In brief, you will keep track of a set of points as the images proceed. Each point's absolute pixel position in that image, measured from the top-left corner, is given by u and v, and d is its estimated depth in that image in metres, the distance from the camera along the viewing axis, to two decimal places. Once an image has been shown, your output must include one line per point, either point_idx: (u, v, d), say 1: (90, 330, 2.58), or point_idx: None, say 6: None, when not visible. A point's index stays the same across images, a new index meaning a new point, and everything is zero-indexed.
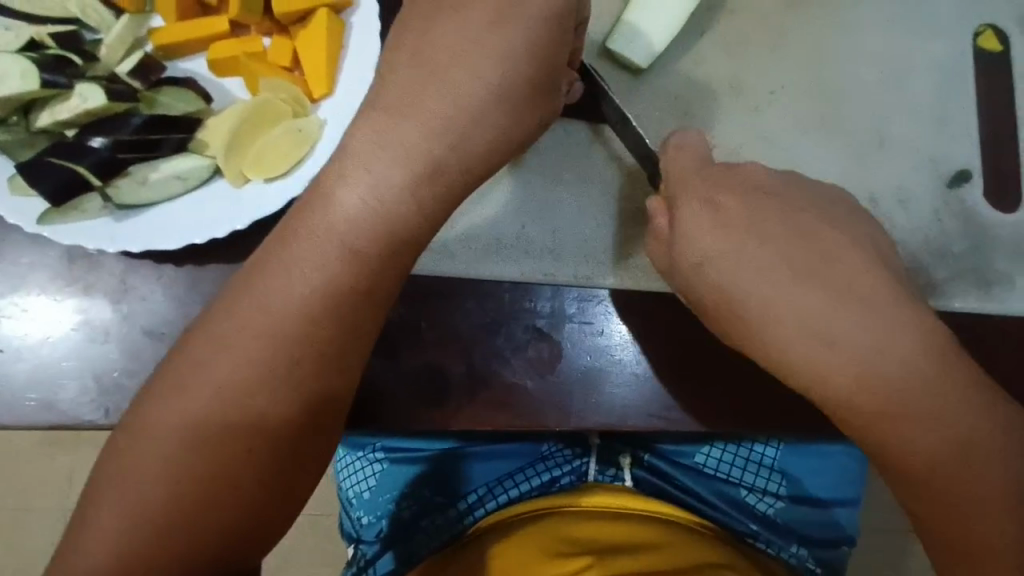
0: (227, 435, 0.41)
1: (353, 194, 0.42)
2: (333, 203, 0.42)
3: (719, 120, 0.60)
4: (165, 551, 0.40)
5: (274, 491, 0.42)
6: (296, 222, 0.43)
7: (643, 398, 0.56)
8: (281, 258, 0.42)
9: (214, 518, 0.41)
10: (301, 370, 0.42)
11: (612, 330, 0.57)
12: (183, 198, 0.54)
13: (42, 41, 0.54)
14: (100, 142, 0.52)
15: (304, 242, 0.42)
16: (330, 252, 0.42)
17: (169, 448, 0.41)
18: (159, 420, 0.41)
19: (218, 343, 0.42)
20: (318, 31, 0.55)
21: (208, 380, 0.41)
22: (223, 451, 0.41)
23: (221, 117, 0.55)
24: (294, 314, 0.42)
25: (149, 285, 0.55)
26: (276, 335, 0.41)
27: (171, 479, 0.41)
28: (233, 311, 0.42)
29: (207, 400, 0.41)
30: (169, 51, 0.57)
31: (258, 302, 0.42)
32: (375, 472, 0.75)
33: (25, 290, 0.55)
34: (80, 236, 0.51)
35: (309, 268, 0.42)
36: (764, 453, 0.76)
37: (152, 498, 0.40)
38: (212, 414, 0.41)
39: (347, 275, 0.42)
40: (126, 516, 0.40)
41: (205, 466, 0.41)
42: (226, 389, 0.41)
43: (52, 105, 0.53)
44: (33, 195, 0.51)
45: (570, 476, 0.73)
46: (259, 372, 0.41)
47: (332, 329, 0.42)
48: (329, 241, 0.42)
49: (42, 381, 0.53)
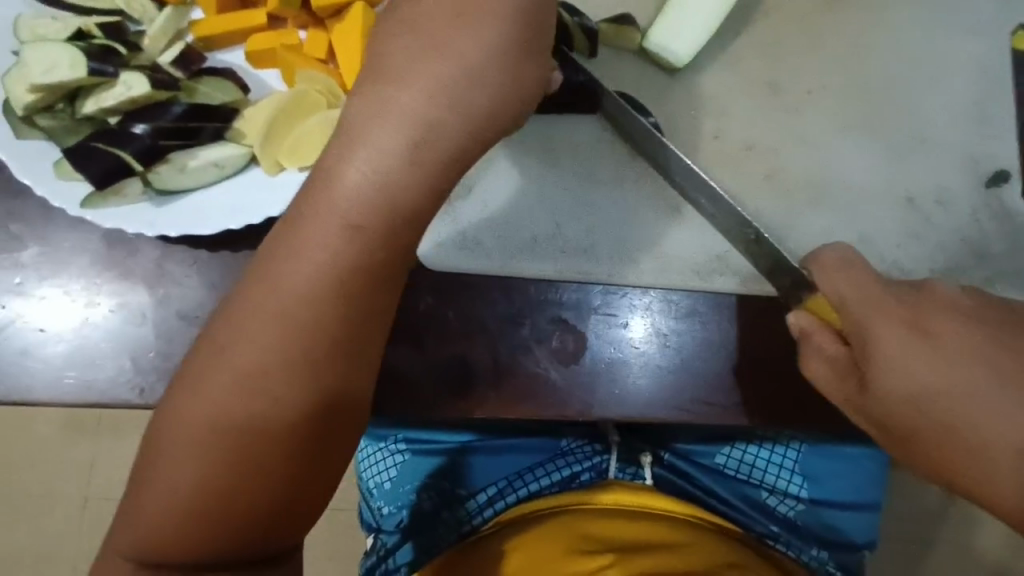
0: (254, 416, 0.42)
1: (362, 174, 0.41)
2: (349, 181, 0.41)
3: (750, 117, 0.60)
4: (194, 527, 0.41)
5: (300, 469, 0.43)
6: (307, 200, 0.43)
7: (667, 391, 0.56)
8: (293, 238, 0.42)
9: (241, 496, 0.41)
10: (324, 352, 0.42)
11: (636, 323, 0.57)
12: (219, 186, 0.55)
13: (90, 31, 0.56)
14: (142, 129, 0.54)
15: (314, 223, 0.42)
16: (348, 233, 0.42)
17: (197, 426, 0.41)
18: (187, 401, 0.42)
19: (242, 324, 0.42)
20: (352, 24, 0.56)
21: (233, 361, 0.42)
22: (250, 431, 0.41)
23: (258, 108, 0.57)
24: (317, 296, 0.42)
25: (184, 270, 0.56)
26: (302, 317, 0.42)
27: (203, 457, 0.41)
28: (253, 291, 0.42)
29: (232, 382, 0.41)
30: (210, 43, 0.58)
31: (276, 284, 0.42)
32: (395, 463, 0.76)
33: (67, 273, 0.56)
34: (120, 219, 0.52)
35: (321, 250, 0.42)
36: (785, 455, 0.76)
37: (186, 475, 0.41)
38: (237, 396, 0.41)
39: (369, 256, 0.42)
40: (161, 489, 0.41)
41: (233, 446, 0.41)
42: (251, 370, 0.41)
43: (97, 93, 0.55)
44: (78, 180, 0.53)
45: (590, 472, 0.72)
46: (285, 353, 0.41)
47: (354, 307, 0.42)
48: (351, 222, 0.42)
49: (82, 360, 0.55)
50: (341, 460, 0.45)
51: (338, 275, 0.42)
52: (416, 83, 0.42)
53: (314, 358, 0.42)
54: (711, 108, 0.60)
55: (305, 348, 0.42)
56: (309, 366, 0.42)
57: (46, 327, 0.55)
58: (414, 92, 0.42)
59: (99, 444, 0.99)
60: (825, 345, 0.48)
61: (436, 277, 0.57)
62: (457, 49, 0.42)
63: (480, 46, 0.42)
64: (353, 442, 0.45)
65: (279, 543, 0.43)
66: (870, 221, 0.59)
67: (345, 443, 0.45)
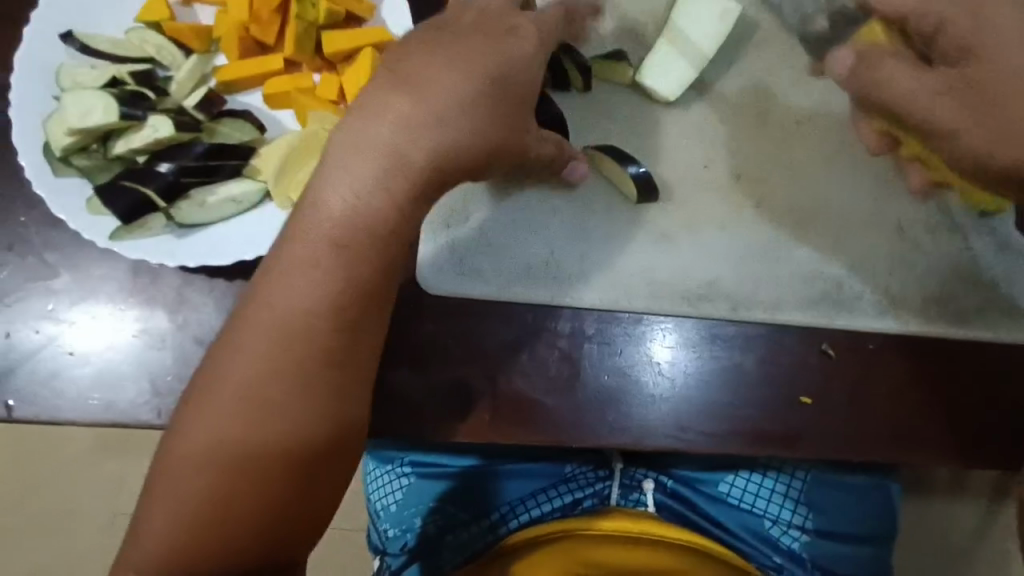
0: (256, 431, 0.45)
1: (338, 195, 0.46)
2: (335, 213, 0.46)
3: (742, 146, 0.62)
4: (208, 541, 0.44)
5: (309, 478, 0.47)
6: (293, 227, 0.48)
7: (660, 419, 0.58)
8: (285, 267, 0.47)
9: (253, 509, 0.45)
10: (313, 362, 0.46)
11: (630, 352, 0.59)
12: (236, 220, 0.59)
13: (123, 78, 0.61)
14: (167, 168, 0.58)
15: (306, 246, 0.47)
16: (335, 259, 0.46)
17: (207, 444, 0.45)
18: (195, 421, 0.45)
19: (237, 347, 0.46)
20: (362, 68, 0.60)
21: (233, 381, 0.46)
22: (255, 445, 0.45)
23: (273, 147, 0.60)
24: (301, 309, 0.46)
25: (202, 298, 0.59)
26: (300, 340, 0.46)
27: (213, 475, 0.45)
28: (249, 315, 0.47)
29: (237, 404, 0.45)
30: (231, 86, 0.62)
31: (266, 304, 0.46)
32: (401, 486, 0.78)
33: (96, 299, 0.61)
34: (146, 252, 0.57)
35: (307, 268, 0.46)
36: (790, 484, 0.75)
37: (194, 493, 0.44)
38: (241, 414, 0.45)
39: (352, 269, 0.47)
40: (170, 506, 0.44)
41: (239, 461, 0.45)
42: (255, 387, 0.46)
43: (126, 136, 0.59)
44: (106, 215, 0.57)
45: (593, 498, 0.75)
46: (289, 366, 0.46)
47: (345, 316, 0.47)
48: (352, 247, 0.47)
49: (105, 383, 0.58)
50: (344, 464, 0.48)
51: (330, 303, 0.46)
52: (416, 131, 0.46)
53: (321, 379, 0.46)
54: (701, 140, 0.62)
55: (303, 372, 0.46)
56: (314, 380, 0.46)
57: (80, 348, 0.60)
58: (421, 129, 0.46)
59: (120, 460, 1.02)
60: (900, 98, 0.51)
61: (437, 302, 0.60)
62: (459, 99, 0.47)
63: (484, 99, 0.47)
64: (352, 449, 0.49)
65: (289, 551, 0.47)
66: (860, 250, 0.61)
67: (346, 454, 0.48)
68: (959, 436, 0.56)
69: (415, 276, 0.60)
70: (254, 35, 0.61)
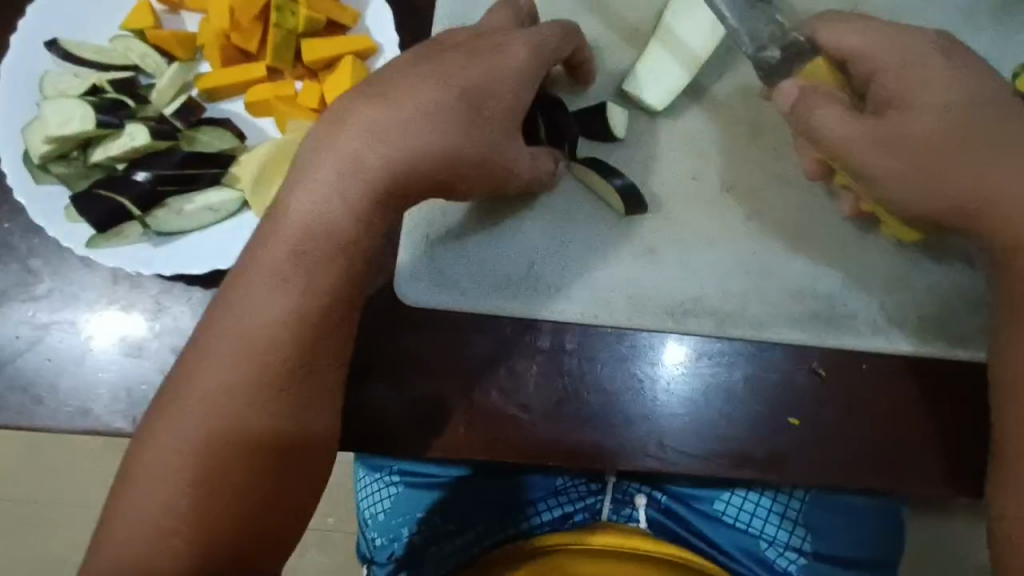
0: (226, 440, 0.45)
1: (302, 202, 0.47)
2: (299, 222, 0.47)
3: (731, 158, 0.60)
4: (170, 555, 0.43)
5: (277, 491, 0.46)
6: (263, 235, 0.48)
7: (641, 436, 0.56)
8: (250, 276, 0.47)
9: (219, 523, 0.44)
10: (285, 372, 0.46)
11: (611, 367, 0.57)
12: (213, 228, 0.58)
13: (103, 86, 0.61)
14: (144, 176, 0.58)
15: (271, 252, 0.47)
16: (298, 267, 0.47)
17: (174, 454, 0.45)
18: (163, 429, 0.45)
19: (208, 355, 0.46)
20: (342, 77, 0.60)
21: (204, 390, 0.46)
22: (224, 455, 0.45)
23: (252, 156, 0.60)
24: (272, 317, 0.46)
25: (180, 306, 0.59)
26: (261, 347, 0.46)
27: (179, 487, 0.44)
28: (221, 323, 0.47)
29: (201, 411, 0.45)
30: (213, 94, 0.62)
31: (238, 312, 0.47)
32: (388, 495, 0.78)
33: (76, 306, 0.61)
34: (119, 259, 0.56)
35: (277, 276, 0.47)
36: (788, 504, 0.74)
37: (154, 505, 0.44)
38: (210, 424, 0.45)
39: (321, 275, 0.47)
40: (134, 519, 0.44)
41: (205, 472, 0.45)
42: (223, 396, 0.45)
43: (104, 143, 0.59)
44: (82, 222, 0.57)
45: (584, 512, 0.74)
46: (258, 373, 0.46)
47: (314, 323, 0.47)
48: (315, 252, 0.47)
49: (81, 390, 0.58)
50: (315, 476, 0.48)
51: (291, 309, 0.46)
52: (380, 139, 0.47)
53: (290, 387, 0.46)
54: (689, 151, 0.60)
55: (267, 382, 0.46)
56: (284, 390, 0.46)
57: (96, 346, 0.59)
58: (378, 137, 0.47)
59: (112, 465, 1.02)
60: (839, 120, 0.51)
61: (415, 315, 0.58)
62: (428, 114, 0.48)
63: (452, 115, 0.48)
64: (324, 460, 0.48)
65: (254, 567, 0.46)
66: (855, 266, 0.58)
67: (316, 466, 0.48)
68: (955, 463, 0.53)
69: (392, 286, 0.59)
70: (235, 42, 0.61)
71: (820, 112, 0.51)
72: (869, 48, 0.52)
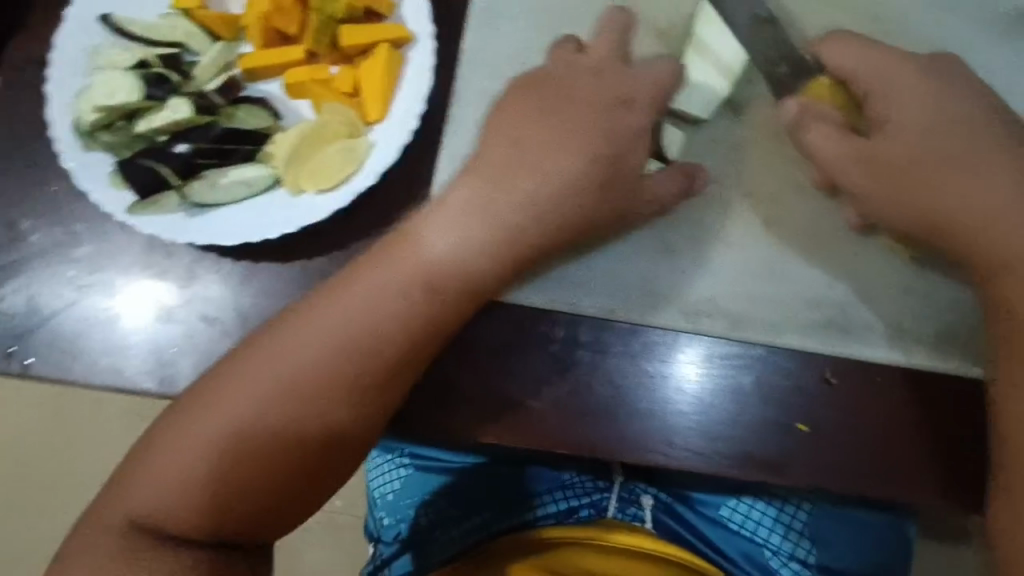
0: (284, 421, 0.51)
1: (439, 239, 0.53)
2: (410, 264, 0.53)
3: (759, 162, 0.60)
4: (208, 498, 0.50)
5: (308, 476, 0.52)
6: (384, 249, 0.54)
7: (649, 434, 0.56)
8: (355, 283, 0.53)
9: (252, 485, 0.50)
10: (358, 384, 0.51)
11: (626, 364, 0.58)
12: (245, 203, 0.61)
13: (149, 60, 0.63)
14: (184, 148, 0.62)
15: (382, 270, 0.53)
16: (401, 306, 0.52)
17: (237, 414, 0.50)
18: (231, 387, 0.51)
19: (292, 339, 0.52)
20: (377, 65, 0.61)
21: (280, 367, 0.51)
22: (278, 433, 0.50)
23: (286, 134, 0.62)
24: (366, 327, 0.52)
25: (210, 276, 0.61)
26: (350, 371, 0.51)
27: (231, 443, 0.50)
28: (312, 312, 0.52)
29: (280, 408, 0.50)
30: (253, 74, 0.63)
31: (332, 310, 0.52)
32: (400, 475, 0.83)
33: (113, 269, 0.63)
34: (157, 228, 0.59)
35: (379, 291, 0.52)
36: (793, 515, 0.75)
37: (205, 447, 0.50)
38: (273, 399, 0.50)
39: (424, 304, 0.52)
40: (187, 453, 0.50)
41: (255, 439, 0.50)
42: (293, 381, 0.51)
43: (148, 115, 0.62)
44: (125, 189, 0.60)
45: (590, 508, 0.74)
46: (336, 379, 0.51)
47: (399, 348, 0.52)
48: (422, 283, 0.52)
49: (114, 348, 0.61)
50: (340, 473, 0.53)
51: (385, 343, 0.51)
52: (496, 194, 0.54)
53: (358, 399, 0.51)
54: (716, 151, 0.60)
55: (340, 395, 0.51)
56: (350, 400, 0.51)
57: (129, 324, 0.62)
58: (492, 189, 0.54)
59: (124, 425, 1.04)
60: (841, 132, 0.54)
61: None
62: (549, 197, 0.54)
63: (560, 191, 0.54)
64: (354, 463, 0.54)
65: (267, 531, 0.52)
66: (875, 277, 0.58)
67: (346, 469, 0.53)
68: (954, 478, 0.54)
69: None
70: (277, 26, 0.63)
71: (817, 131, 0.54)
72: (877, 73, 0.54)
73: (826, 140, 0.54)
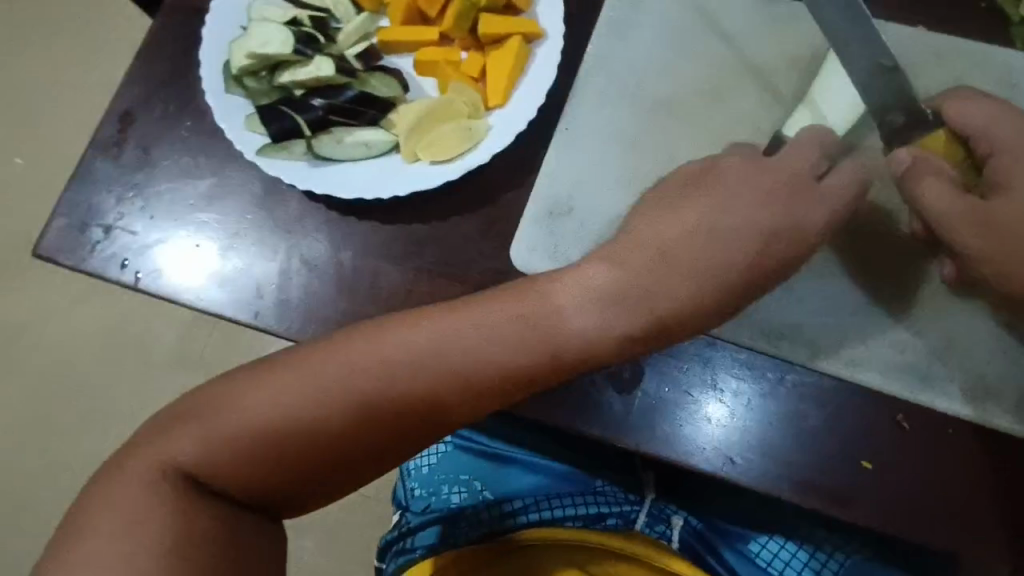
0: (339, 417, 0.50)
1: (575, 297, 0.53)
2: (540, 317, 0.53)
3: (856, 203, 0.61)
4: (241, 461, 0.49)
5: (335, 474, 0.51)
6: (515, 289, 0.54)
7: (708, 444, 0.57)
8: (472, 311, 0.53)
9: (284, 465, 0.50)
10: (429, 407, 0.51)
11: (697, 374, 0.59)
12: (362, 163, 0.65)
13: (301, 20, 0.69)
14: (319, 103, 0.67)
15: (508, 309, 0.53)
16: (510, 362, 0.52)
17: (307, 395, 0.50)
18: (312, 368, 0.50)
19: (385, 346, 0.52)
20: (506, 54, 0.65)
21: (363, 366, 0.51)
22: (331, 428, 0.50)
23: (410, 106, 0.66)
24: (466, 358, 0.52)
25: (316, 225, 0.65)
26: (438, 394, 0.51)
27: (287, 419, 0.50)
28: (419, 325, 0.52)
29: (360, 420, 0.50)
30: (389, 47, 0.68)
31: (441, 332, 0.52)
32: (437, 452, 0.85)
33: (228, 204, 0.68)
34: (282, 171, 0.64)
35: (494, 329, 0.52)
36: (825, 563, 0.73)
37: (261, 411, 0.50)
38: (344, 392, 0.50)
39: (537, 357, 0.52)
40: (244, 412, 0.50)
41: (310, 424, 0.50)
42: (367, 385, 0.50)
43: (293, 68, 0.67)
44: (260, 132, 0.65)
45: (618, 518, 0.76)
46: (414, 399, 0.51)
47: (487, 390, 0.52)
48: (540, 336, 0.52)
49: (219, 277, 0.65)
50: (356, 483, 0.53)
51: (480, 389, 0.52)
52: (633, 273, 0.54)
53: (420, 423, 0.51)
54: None
55: (404, 412, 0.51)
56: (412, 423, 0.51)
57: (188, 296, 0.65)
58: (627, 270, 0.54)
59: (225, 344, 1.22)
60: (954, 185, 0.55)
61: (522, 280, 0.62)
62: (692, 299, 0.53)
63: (700, 284, 0.53)
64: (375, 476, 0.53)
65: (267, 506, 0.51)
66: (956, 333, 0.58)
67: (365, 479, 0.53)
68: (1014, 541, 0.53)
69: (507, 251, 0.63)
70: (420, 6, 0.68)
71: (933, 181, 0.54)
72: (998, 133, 0.55)
73: (940, 189, 0.54)
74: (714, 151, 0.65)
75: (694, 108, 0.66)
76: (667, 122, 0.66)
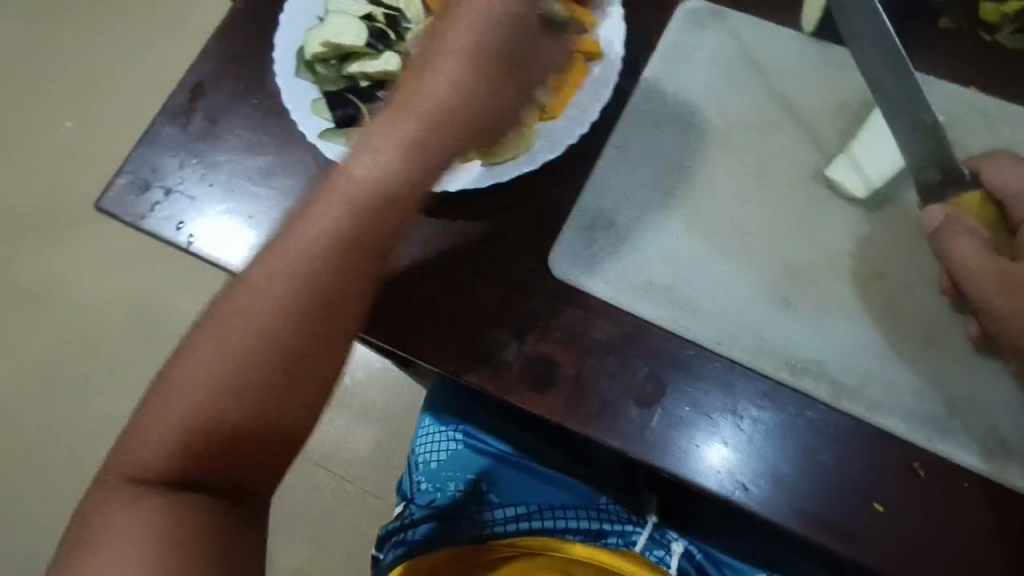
0: (256, 358, 0.46)
1: (374, 161, 0.49)
2: (359, 192, 0.49)
3: (889, 251, 0.63)
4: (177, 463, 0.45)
5: (273, 419, 0.47)
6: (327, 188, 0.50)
7: (723, 468, 0.58)
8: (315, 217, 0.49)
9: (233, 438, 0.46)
10: (338, 306, 0.48)
11: (716, 399, 0.60)
12: None
13: (375, 16, 0.72)
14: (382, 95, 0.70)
15: (327, 205, 0.49)
16: (355, 230, 0.48)
17: (208, 361, 0.46)
18: (209, 334, 0.47)
19: (259, 286, 0.48)
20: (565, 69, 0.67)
21: (250, 309, 0.47)
22: (248, 374, 0.46)
23: None
24: (336, 246, 0.48)
25: None
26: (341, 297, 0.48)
27: (203, 393, 0.46)
28: (278, 255, 0.48)
29: (263, 364, 0.46)
30: None
31: (301, 244, 0.48)
32: (447, 448, 0.84)
33: (282, 181, 0.71)
34: (340, 155, 0.67)
35: (330, 217, 0.48)
36: None
37: (177, 402, 0.46)
38: (248, 338, 0.47)
39: (365, 224, 0.49)
40: (157, 417, 0.46)
41: (229, 385, 0.46)
42: (265, 319, 0.47)
43: (361, 60, 0.70)
44: (325, 117, 0.68)
45: (618, 536, 0.76)
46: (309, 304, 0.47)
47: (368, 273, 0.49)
48: (365, 199, 0.49)
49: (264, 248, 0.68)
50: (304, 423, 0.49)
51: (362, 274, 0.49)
52: (422, 108, 0.49)
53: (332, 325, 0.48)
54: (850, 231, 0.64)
55: (310, 321, 0.48)
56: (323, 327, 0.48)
57: (229, 264, 0.69)
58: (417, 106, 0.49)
59: None
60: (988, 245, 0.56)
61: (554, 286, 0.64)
62: (436, 100, 0.49)
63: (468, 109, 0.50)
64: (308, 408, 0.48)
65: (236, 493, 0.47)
66: (979, 390, 0.59)
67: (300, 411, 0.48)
68: None
69: (545, 257, 0.65)
70: None
71: (965, 239, 0.56)
72: None
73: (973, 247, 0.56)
74: (756, 185, 0.66)
75: (741, 140, 0.68)
76: (713, 152, 0.67)
